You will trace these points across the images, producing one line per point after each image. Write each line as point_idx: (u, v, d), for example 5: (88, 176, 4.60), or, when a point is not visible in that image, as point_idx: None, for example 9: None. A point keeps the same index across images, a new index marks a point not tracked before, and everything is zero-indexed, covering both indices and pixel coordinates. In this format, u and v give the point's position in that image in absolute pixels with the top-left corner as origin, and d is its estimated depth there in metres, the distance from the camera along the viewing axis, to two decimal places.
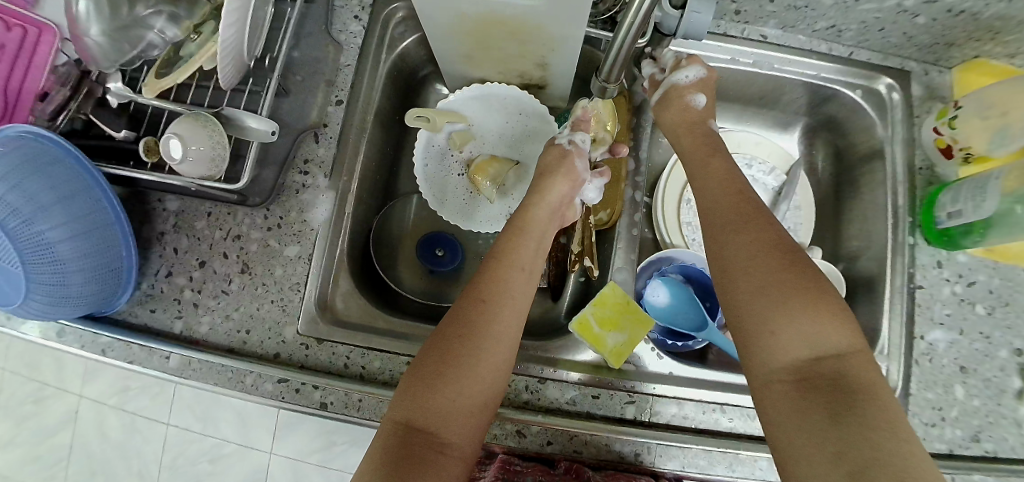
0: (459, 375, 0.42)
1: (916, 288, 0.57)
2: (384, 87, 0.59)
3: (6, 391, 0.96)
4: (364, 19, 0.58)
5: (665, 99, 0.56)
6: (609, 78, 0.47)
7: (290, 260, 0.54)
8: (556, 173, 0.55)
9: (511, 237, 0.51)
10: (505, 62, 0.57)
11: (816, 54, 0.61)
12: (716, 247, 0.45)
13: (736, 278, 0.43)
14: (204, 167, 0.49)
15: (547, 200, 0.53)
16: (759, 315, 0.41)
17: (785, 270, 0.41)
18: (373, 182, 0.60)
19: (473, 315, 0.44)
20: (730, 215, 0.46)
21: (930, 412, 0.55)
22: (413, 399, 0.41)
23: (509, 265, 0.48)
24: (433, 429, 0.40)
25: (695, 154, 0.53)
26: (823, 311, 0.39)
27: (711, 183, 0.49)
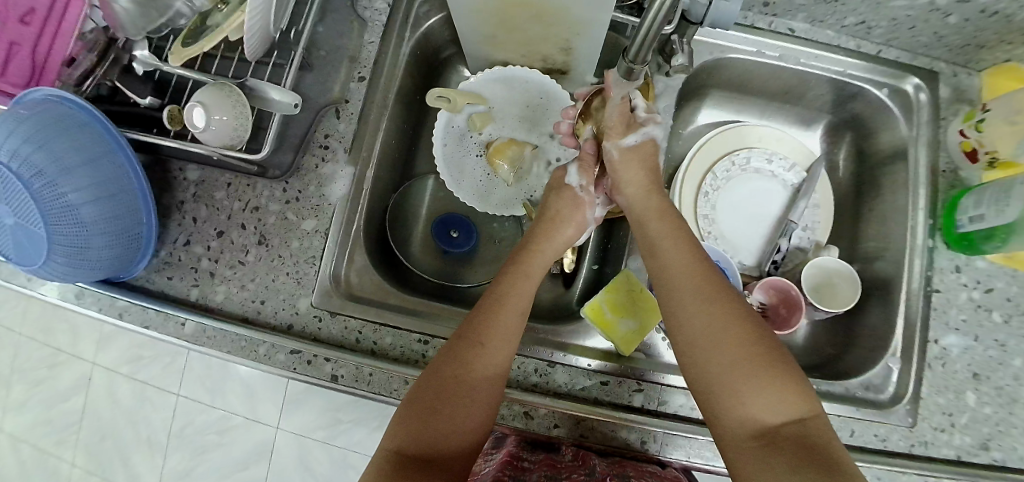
0: (452, 411, 0.42)
1: (932, 291, 0.56)
2: (407, 66, 0.59)
3: (23, 353, 0.99)
4: None
5: (634, 153, 0.53)
6: (636, 60, 0.45)
7: (306, 234, 0.54)
8: (566, 218, 0.54)
9: (515, 277, 0.50)
10: (528, 45, 0.57)
11: (843, 51, 0.60)
12: (675, 309, 0.45)
13: (699, 338, 0.42)
14: (229, 137, 0.50)
15: (553, 244, 0.54)
16: (717, 372, 0.41)
17: (745, 334, 0.41)
18: (391, 161, 0.60)
19: (468, 355, 0.44)
20: (688, 272, 0.45)
21: (939, 417, 0.54)
22: (406, 434, 0.41)
23: (509, 307, 0.47)
24: (424, 457, 0.41)
25: (652, 207, 0.51)
26: (775, 363, 0.40)
27: (666, 238, 0.48)
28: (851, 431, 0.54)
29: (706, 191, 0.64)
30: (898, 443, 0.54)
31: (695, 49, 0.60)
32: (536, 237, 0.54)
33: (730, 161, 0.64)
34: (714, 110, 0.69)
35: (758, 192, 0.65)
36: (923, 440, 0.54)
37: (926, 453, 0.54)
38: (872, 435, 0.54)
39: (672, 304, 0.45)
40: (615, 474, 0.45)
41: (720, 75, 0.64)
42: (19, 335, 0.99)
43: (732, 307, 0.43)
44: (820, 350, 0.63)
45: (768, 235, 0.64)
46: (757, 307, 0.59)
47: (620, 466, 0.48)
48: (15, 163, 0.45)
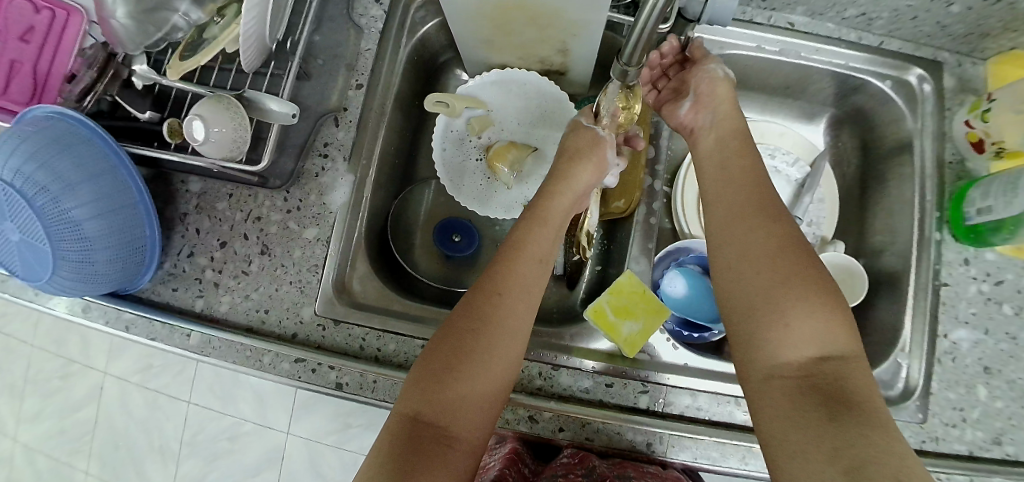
0: (479, 352, 0.43)
1: (941, 286, 0.55)
2: (403, 72, 0.59)
3: (36, 365, 1.00)
4: (385, 4, 0.58)
5: (716, 82, 0.54)
6: (630, 63, 0.44)
7: (308, 242, 0.54)
8: (584, 159, 0.53)
9: (529, 227, 0.50)
10: (524, 48, 0.57)
11: (845, 43, 0.59)
12: (732, 238, 0.46)
13: (754, 262, 0.43)
14: (227, 149, 0.50)
15: (572, 187, 0.53)
16: (768, 297, 0.41)
17: (800, 283, 0.41)
18: (390, 166, 0.60)
19: (486, 303, 0.45)
20: (746, 208, 0.46)
21: (950, 412, 0.54)
22: (422, 392, 0.42)
23: (526, 258, 0.48)
24: (442, 424, 0.40)
25: (728, 129, 0.53)
26: (826, 300, 0.40)
27: (729, 185, 0.49)
28: None
29: None
30: (909, 439, 0.53)
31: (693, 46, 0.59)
32: (555, 181, 0.53)
33: None
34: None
35: None
36: (933, 436, 0.54)
37: (937, 449, 0.54)
38: None
39: (726, 248, 0.46)
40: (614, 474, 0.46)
41: None
42: (31, 348, 1.01)
43: (791, 256, 0.43)
44: None
45: None
46: None
47: (621, 467, 0.48)
48: (19, 180, 0.46)
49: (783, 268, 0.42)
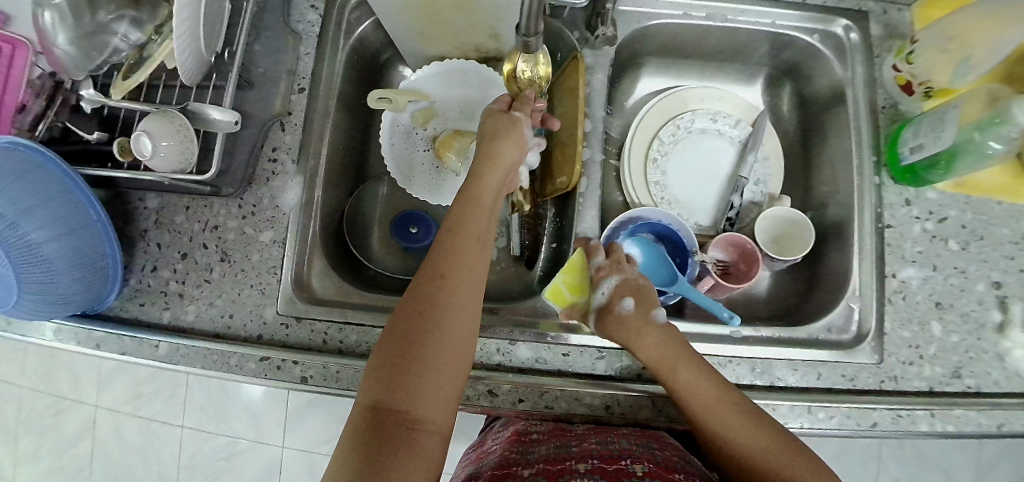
0: (430, 332, 0.41)
1: (884, 228, 0.57)
2: (344, 73, 0.60)
3: (28, 405, 1.02)
4: (320, 9, 0.59)
5: (616, 318, 0.50)
6: (529, 32, 0.43)
7: (265, 245, 0.56)
8: (505, 138, 0.52)
9: (467, 205, 0.49)
10: (457, 37, 0.59)
11: (770, 2, 0.60)
12: (714, 435, 0.46)
13: (738, 448, 0.45)
14: (178, 161, 0.52)
15: (500, 163, 0.51)
16: (761, 476, 0.44)
17: (778, 463, 0.43)
18: (342, 166, 0.62)
19: (431, 286, 0.43)
20: (709, 404, 0.46)
21: (907, 350, 0.55)
22: (380, 381, 0.40)
23: (465, 232, 0.47)
24: (403, 408, 0.39)
25: (660, 356, 0.47)
26: (805, 463, 0.43)
27: (685, 369, 0.47)
28: (819, 375, 0.54)
29: (654, 157, 0.64)
30: (867, 380, 0.54)
31: (621, 18, 0.60)
32: (480, 160, 0.52)
33: (675, 125, 0.65)
34: (655, 78, 0.69)
35: (706, 152, 0.66)
36: (892, 375, 0.55)
37: (897, 388, 0.55)
38: (841, 376, 0.54)
39: (711, 437, 0.46)
40: (636, 444, 0.47)
41: (650, 42, 0.64)
42: (21, 388, 1.02)
43: (756, 431, 0.44)
44: (785, 298, 0.64)
45: (721, 193, 0.65)
46: (717, 265, 0.61)
47: (644, 437, 0.49)
48: None
49: (765, 451, 0.44)
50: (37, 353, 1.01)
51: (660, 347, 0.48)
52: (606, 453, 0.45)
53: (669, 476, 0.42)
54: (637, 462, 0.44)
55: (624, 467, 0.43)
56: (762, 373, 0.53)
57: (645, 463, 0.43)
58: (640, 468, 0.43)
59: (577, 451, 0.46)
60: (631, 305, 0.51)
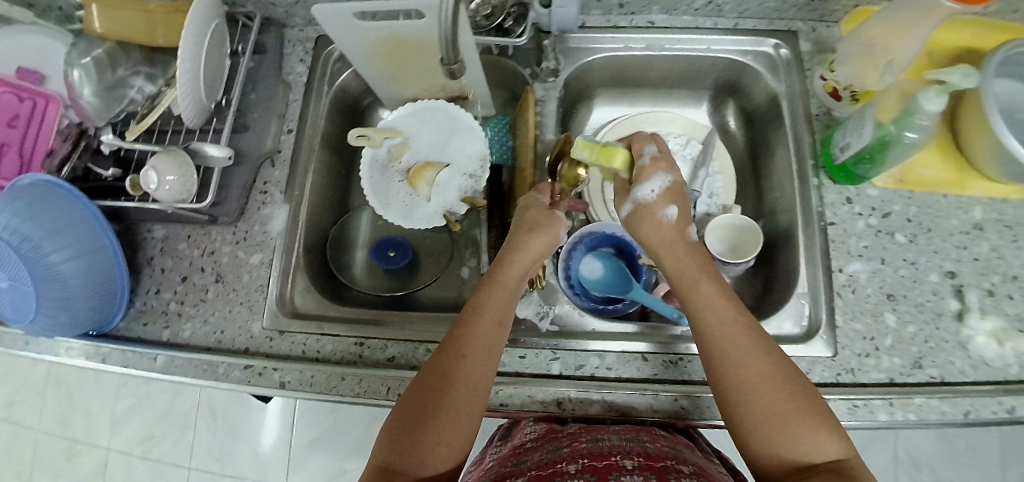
0: (442, 408, 0.44)
1: (828, 225, 0.59)
2: (329, 116, 0.67)
3: (43, 451, 1.08)
4: (308, 62, 0.68)
5: (647, 215, 0.53)
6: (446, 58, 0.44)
7: (254, 266, 0.62)
8: (539, 232, 0.53)
9: (491, 288, 0.51)
10: (425, 80, 0.67)
11: (706, 30, 0.65)
12: (726, 353, 0.45)
13: (746, 363, 0.44)
14: (180, 192, 0.59)
15: (526, 256, 0.52)
16: (770, 396, 0.42)
17: (786, 389, 0.43)
18: (326, 197, 0.68)
19: (448, 365, 0.45)
20: (727, 317, 0.46)
21: (862, 343, 0.57)
22: (393, 445, 0.43)
23: (484, 317, 0.48)
24: (411, 472, 0.42)
25: (683, 263, 0.51)
26: (808, 405, 0.42)
27: (708, 286, 0.48)
28: None
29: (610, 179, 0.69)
30: (822, 373, 0.55)
31: (568, 52, 0.65)
32: (509, 248, 0.53)
33: None
34: (609, 108, 0.73)
35: None
36: (849, 367, 0.56)
37: (856, 380, 0.55)
38: None
39: (721, 354, 0.45)
40: (626, 440, 0.49)
41: (599, 75, 0.69)
42: (37, 433, 1.09)
43: (766, 355, 0.45)
44: (744, 302, 0.66)
45: None
46: None
47: (634, 432, 0.51)
48: (10, 234, 0.55)
49: (774, 371, 0.44)
50: (56, 399, 1.09)
51: (687, 259, 0.51)
52: (596, 450, 0.46)
53: (658, 467, 0.44)
54: (627, 457, 0.45)
55: (614, 462, 0.44)
56: None
57: (635, 458, 0.45)
58: (630, 463, 0.44)
59: (568, 452, 0.47)
60: (673, 216, 0.53)
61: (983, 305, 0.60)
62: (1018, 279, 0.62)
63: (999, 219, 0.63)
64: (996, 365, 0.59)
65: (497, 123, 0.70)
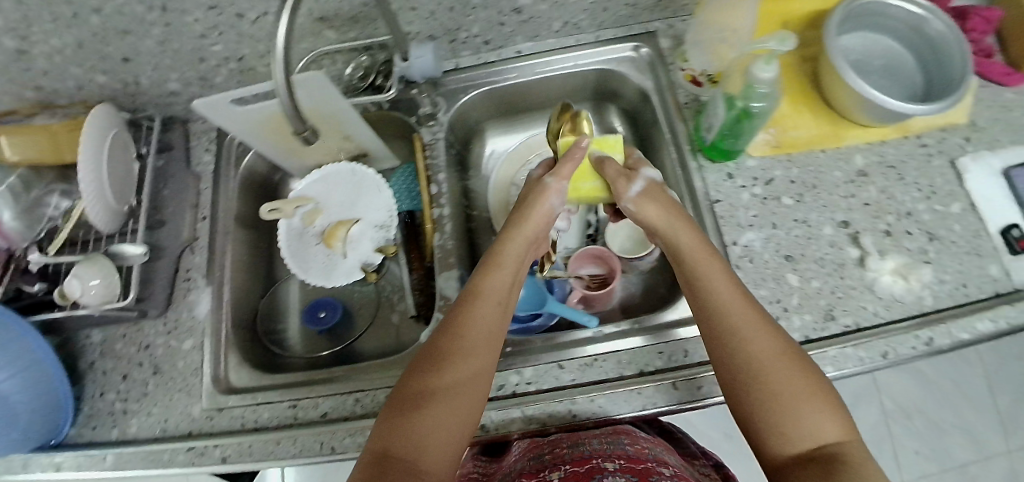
0: (444, 386, 0.43)
1: (714, 203, 0.62)
2: (240, 197, 0.71)
3: None
4: (213, 150, 0.72)
5: (646, 196, 0.54)
6: (299, 130, 0.47)
7: (187, 351, 0.64)
8: (536, 202, 0.55)
9: (491, 265, 0.52)
10: (320, 147, 0.70)
11: (571, 48, 0.69)
12: (735, 330, 0.44)
13: (748, 339, 0.44)
14: (106, 295, 0.61)
15: (526, 230, 0.54)
16: (778, 374, 0.42)
17: (795, 366, 0.42)
18: (251, 272, 0.71)
19: (451, 342, 0.45)
20: (734, 297, 0.46)
21: (771, 307, 0.58)
22: (391, 427, 0.41)
23: (486, 297, 0.49)
24: (409, 459, 0.39)
25: (687, 248, 0.51)
26: (813, 388, 0.41)
27: (715, 268, 0.49)
28: (686, 352, 0.56)
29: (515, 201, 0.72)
30: None
31: (448, 93, 0.69)
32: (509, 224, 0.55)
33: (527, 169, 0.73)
34: (501, 137, 0.76)
35: None
36: None
37: None
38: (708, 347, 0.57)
39: (729, 333, 0.45)
40: (607, 442, 0.51)
41: (484, 108, 0.72)
42: None
43: (774, 336, 0.44)
44: (661, 292, 0.68)
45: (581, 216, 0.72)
46: (590, 278, 0.66)
47: (614, 434, 0.53)
48: None
49: (783, 354, 0.43)
50: None
51: (690, 243, 0.51)
52: (578, 455, 0.49)
53: (639, 468, 0.46)
54: (609, 460, 0.47)
55: (597, 465, 0.46)
56: (629, 363, 0.56)
57: (616, 460, 0.47)
58: (612, 465, 0.46)
59: (553, 460, 0.49)
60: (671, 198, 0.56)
61: (882, 246, 0.62)
62: (912, 214, 0.65)
63: (881, 161, 0.66)
64: (908, 299, 0.61)
65: (405, 173, 0.74)
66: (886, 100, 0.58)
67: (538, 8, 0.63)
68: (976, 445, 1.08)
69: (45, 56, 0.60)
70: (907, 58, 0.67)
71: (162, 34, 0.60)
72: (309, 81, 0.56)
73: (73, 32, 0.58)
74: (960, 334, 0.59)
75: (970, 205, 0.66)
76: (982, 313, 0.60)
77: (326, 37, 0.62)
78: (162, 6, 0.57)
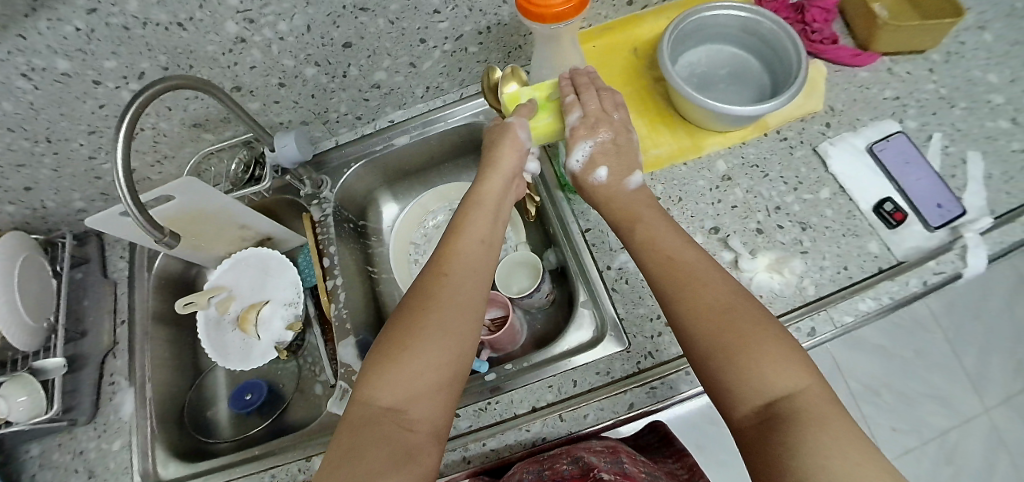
0: (427, 329, 0.45)
1: (586, 231, 0.66)
2: (157, 295, 0.76)
3: None
4: (127, 256, 0.78)
5: (586, 166, 0.57)
6: (157, 234, 0.53)
7: (117, 451, 0.67)
8: (502, 146, 0.57)
9: (470, 212, 0.55)
10: (226, 240, 0.74)
11: (439, 109, 0.74)
12: (689, 277, 0.47)
13: (702, 280, 0.46)
14: (33, 408, 0.64)
15: (500, 171, 0.57)
16: (730, 317, 0.43)
17: (746, 310, 0.44)
18: (175, 365, 0.75)
19: (432, 288, 0.48)
20: (682, 247, 0.50)
21: (653, 324, 0.60)
22: (378, 370, 0.44)
23: (468, 237, 0.52)
24: (399, 406, 0.42)
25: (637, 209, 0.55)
26: (769, 335, 0.42)
27: (663, 228, 0.52)
28: (573, 381, 0.59)
29: (415, 259, 0.76)
30: (622, 368, 0.58)
31: (334, 169, 0.74)
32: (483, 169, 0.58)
33: (423, 227, 0.78)
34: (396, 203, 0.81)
35: None
36: (645, 352, 0.58)
37: (656, 361, 0.58)
38: (596, 373, 0.58)
39: (687, 278, 0.47)
40: (605, 459, 0.47)
41: (370, 177, 0.76)
42: None
43: (727, 286, 0.46)
44: (559, 322, 0.71)
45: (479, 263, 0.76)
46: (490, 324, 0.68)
47: (612, 452, 0.49)
48: None
49: (737, 299, 0.44)
50: None
51: (634, 207, 0.55)
52: (576, 471, 0.45)
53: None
54: (606, 472, 0.44)
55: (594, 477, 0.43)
56: (520, 401, 0.59)
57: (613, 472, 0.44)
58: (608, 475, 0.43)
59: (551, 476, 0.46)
60: (604, 177, 0.57)
61: (754, 245, 0.65)
62: (781, 207, 0.67)
63: (743, 162, 0.70)
64: (788, 292, 0.63)
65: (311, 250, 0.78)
66: (729, 108, 0.61)
67: (394, 79, 0.68)
68: None
69: None
70: (753, 62, 0.71)
71: (54, 162, 0.66)
72: (185, 186, 0.60)
73: None
74: (844, 318, 0.61)
75: (840, 188, 0.68)
76: (862, 293, 0.62)
77: (206, 140, 0.68)
78: (47, 138, 0.62)
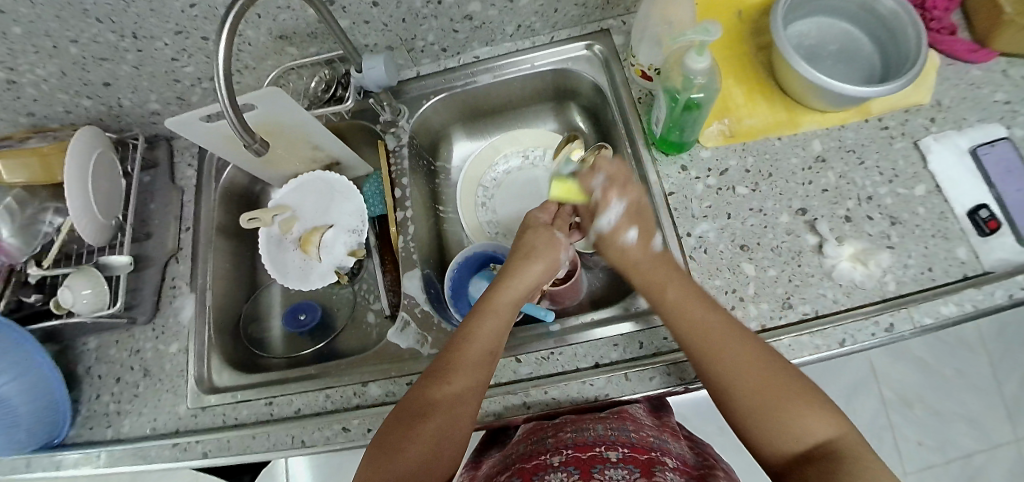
0: (421, 436, 0.46)
1: (667, 195, 0.65)
2: (221, 207, 0.76)
3: None
4: (195, 165, 0.77)
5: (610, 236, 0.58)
6: (247, 141, 0.51)
7: (174, 354, 0.68)
8: (539, 257, 0.57)
9: (482, 317, 0.53)
10: (298, 160, 0.73)
11: (525, 51, 0.71)
12: (710, 342, 0.48)
13: (723, 347, 0.47)
14: (97, 302, 0.65)
15: (522, 283, 0.56)
16: (757, 379, 0.45)
17: (769, 374, 0.45)
18: (234, 279, 0.76)
19: (434, 394, 0.48)
20: (701, 307, 0.50)
21: (726, 297, 0.60)
22: (373, 462, 0.45)
23: (474, 347, 0.51)
24: None
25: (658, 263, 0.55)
26: (796, 389, 0.44)
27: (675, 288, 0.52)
28: (641, 343, 0.57)
29: (482, 202, 0.75)
30: None
31: (413, 100, 0.72)
32: (506, 273, 0.57)
33: (493, 170, 0.76)
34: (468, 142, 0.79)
35: (527, 184, 0.75)
36: None
37: None
38: (664, 338, 0.57)
39: (706, 346, 0.48)
40: (610, 428, 0.48)
41: (445, 113, 0.75)
42: None
43: (747, 344, 0.47)
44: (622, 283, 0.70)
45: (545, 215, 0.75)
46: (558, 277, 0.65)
47: (619, 421, 0.50)
48: None
49: (757, 359, 0.46)
50: None
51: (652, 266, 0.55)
52: (580, 440, 0.46)
53: (643, 459, 0.44)
54: (611, 448, 0.44)
55: (598, 453, 0.44)
56: (584, 355, 0.58)
57: (619, 449, 0.44)
58: (614, 455, 0.44)
59: (553, 442, 0.47)
60: (634, 238, 0.57)
61: (840, 233, 0.62)
62: (873, 198, 0.64)
63: (840, 146, 0.66)
64: (869, 285, 0.60)
65: (377, 179, 0.76)
66: (840, 87, 0.58)
67: (487, 13, 0.65)
68: (982, 435, 0.93)
69: (32, 85, 0.66)
70: (866, 43, 0.66)
71: (136, 60, 0.65)
72: (269, 97, 0.58)
73: (56, 62, 0.63)
74: (923, 319, 0.57)
75: (935, 187, 0.64)
76: (944, 298, 0.58)
77: (288, 54, 0.66)
78: (134, 34, 0.61)
